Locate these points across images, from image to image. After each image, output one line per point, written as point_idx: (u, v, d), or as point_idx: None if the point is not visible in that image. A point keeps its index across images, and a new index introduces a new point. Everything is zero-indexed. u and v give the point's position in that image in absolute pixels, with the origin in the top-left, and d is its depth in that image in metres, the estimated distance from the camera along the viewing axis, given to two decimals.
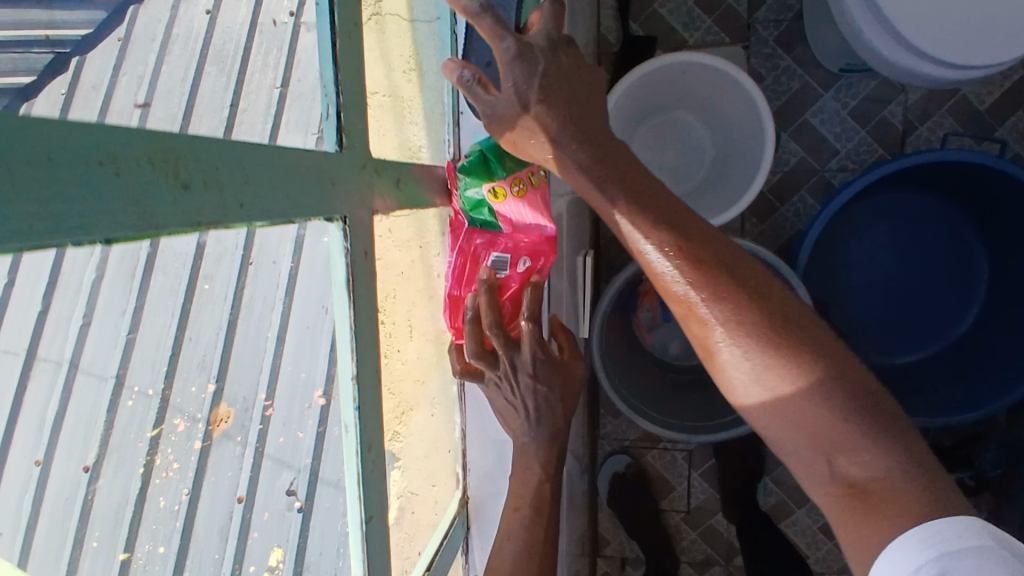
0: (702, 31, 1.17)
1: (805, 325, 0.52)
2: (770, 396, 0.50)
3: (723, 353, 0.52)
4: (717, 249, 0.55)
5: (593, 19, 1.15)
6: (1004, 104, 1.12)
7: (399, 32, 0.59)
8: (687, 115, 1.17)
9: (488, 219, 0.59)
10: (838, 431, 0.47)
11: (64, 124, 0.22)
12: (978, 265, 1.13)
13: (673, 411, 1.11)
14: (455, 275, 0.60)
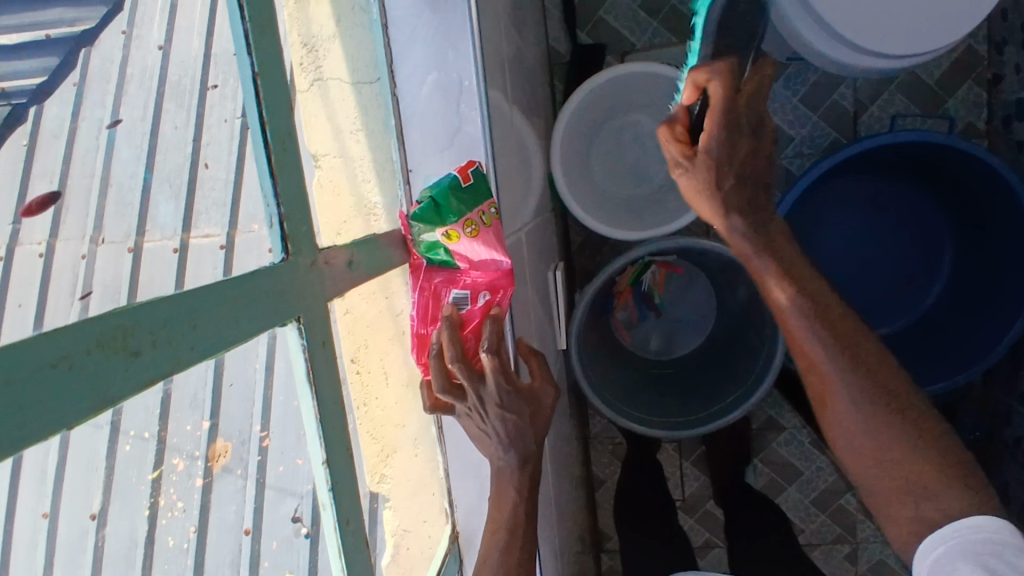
0: (649, 33, 1.19)
1: (887, 377, 0.64)
2: (877, 444, 0.61)
3: (843, 406, 0.63)
4: (836, 310, 0.66)
5: (542, 31, 1.17)
6: (950, 77, 1.15)
7: (342, 95, 0.61)
8: (642, 117, 1.18)
9: (445, 258, 0.55)
10: (923, 476, 0.59)
11: (14, 346, 0.25)
12: (939, 237, 1.16)
13: (656, 408, 1.14)
14: (418, 314, 0.56)
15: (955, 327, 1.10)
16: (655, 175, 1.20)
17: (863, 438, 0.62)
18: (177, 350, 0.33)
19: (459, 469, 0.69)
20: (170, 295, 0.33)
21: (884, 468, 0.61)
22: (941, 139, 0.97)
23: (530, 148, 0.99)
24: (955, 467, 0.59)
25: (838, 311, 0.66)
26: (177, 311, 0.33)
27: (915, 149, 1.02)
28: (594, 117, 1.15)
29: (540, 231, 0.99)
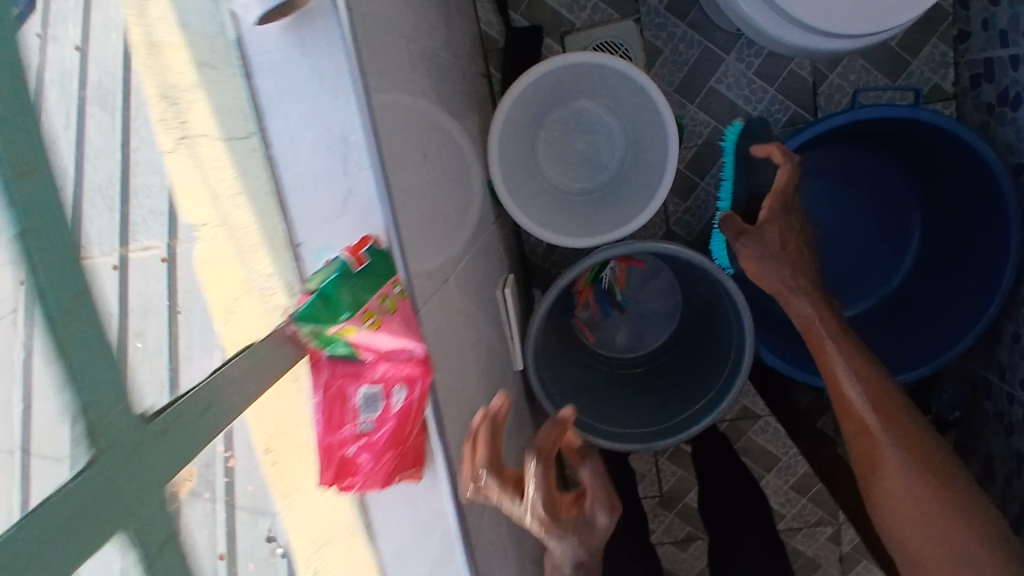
0: (588, 11, 1.09)
1: (929, 446, 0.90)
2: (917, 482, 0.86)
3: (887, 457, 0.89)
4: (896, 408, 0.92)
5: (472, 17, 1.06)
6: (913, 37, 1.06)
7: (211, 156, 0.50)
8: (591, 103, 1.09)
9: (347, 353, 0.47)
10: (961, 517, 0.83)
11: None
12: (909, 210, 1.11)
13: (629, 414, 1.07)
14: (323, 419, 0.47)
15: (929, 306, 1.05)
16: (607, 166, 1.12)
17: (907, 476, 0.87)
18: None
19: None
20: None
21: (927, 510, 0.85)
22: (908, 113, 0.90)
23: (466, 156, 0.90)
24: (984, 520, 0.82)
25: (875, 380, 0.94)
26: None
27: (878, 124, 0.96)
28: (538, 110, 1.06)
29: (484, 247, 0.91)
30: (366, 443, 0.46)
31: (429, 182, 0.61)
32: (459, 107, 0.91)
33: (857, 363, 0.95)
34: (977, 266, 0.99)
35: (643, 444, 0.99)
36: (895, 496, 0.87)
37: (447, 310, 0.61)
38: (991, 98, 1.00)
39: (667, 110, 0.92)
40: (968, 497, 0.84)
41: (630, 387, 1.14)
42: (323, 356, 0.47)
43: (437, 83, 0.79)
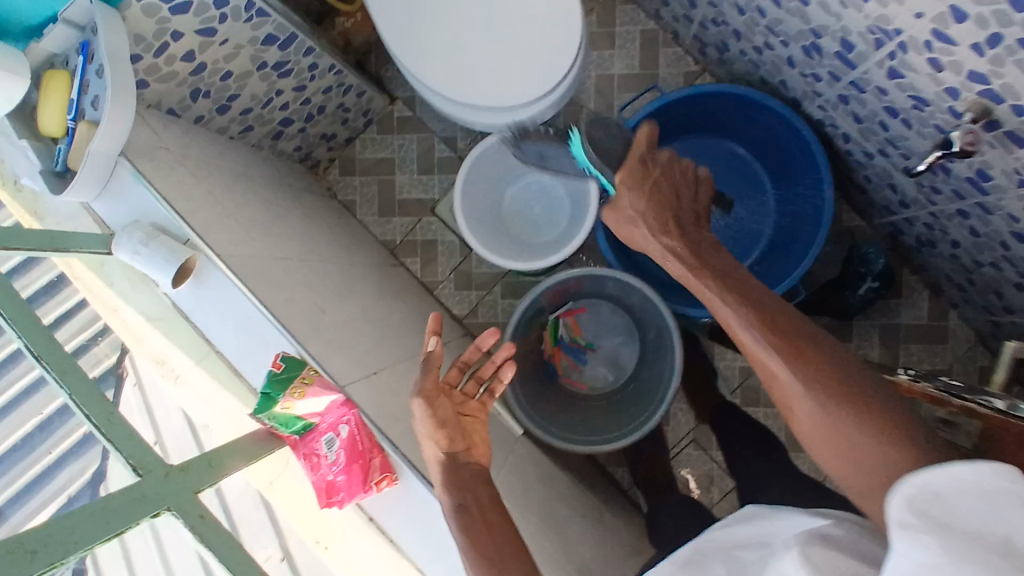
0: (438, 184, 1.44)
1: (875, 397, 0.64)
2: (839, 436, 0.63)
3: (785, 381, 0.68)
4: (812, 343, 0.69)
5: (365, 232, 1.43)
6: (650, 54, 1.37)
7: (186, 336, 0.85)
8: (505, 188, 1.37)
9: (302, 424, 0.77)
10: (872, 440, 0.61)
11: (40, 532, 0.50)
12: (746, 157, 1.38)
13: (628, 418, 1.30)
14: (311, 467, 0.77)
15: (805, 199, 1.27)
16: (516, 229, 1.37)
17: (819, 417, 0.65)
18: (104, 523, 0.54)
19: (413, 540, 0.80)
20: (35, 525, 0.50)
21: (840, 452, 0.63)
22: (695, 89, 1.22)
23: (384, 304, 1.20)
24: (920, 440, 0.59)
25: (894, 431, 0.61)
26: (107, 503, 0.55)
27: (685, 107, 1.27)
28: (487, 180, 1.32)
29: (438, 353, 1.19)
30: (336, 460, 0.75)
31: (333, 332, 0.89)
32: (363, 277, 1.23)
33: (848, 434, 0.63)
34: (798, 149, 1.24)
35: (637, 432, 1.21)
36: (811, 438, 0.66)
37: (374, 387, 0.88)
38: (716, 56, 1.28)
39: (581, 156, 1.25)
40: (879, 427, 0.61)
41: (624, 403, 1.35)
42: (293, 435, 0.78)
43: (333, 277, 1.11)
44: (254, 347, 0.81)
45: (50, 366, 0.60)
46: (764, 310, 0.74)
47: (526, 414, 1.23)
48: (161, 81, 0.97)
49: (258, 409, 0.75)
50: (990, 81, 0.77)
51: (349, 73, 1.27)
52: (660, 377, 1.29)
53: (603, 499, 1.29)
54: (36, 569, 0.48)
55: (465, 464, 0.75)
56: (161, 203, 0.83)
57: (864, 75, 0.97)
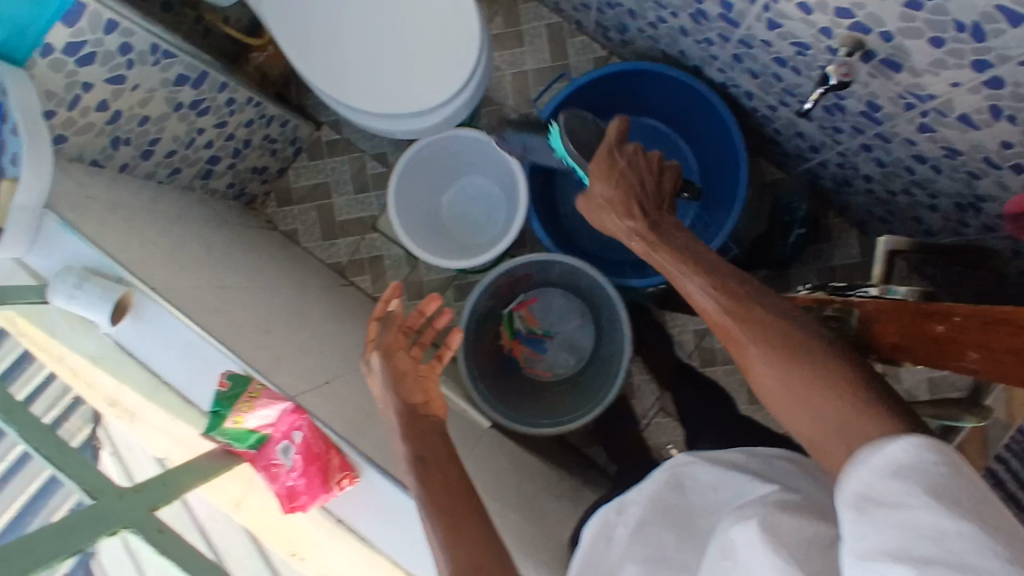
0: (375, 201, 1.47)
1: (833, 355, 0.59)
2: (793, 395, 0.59)
3: (747, 348, 0.64)
4: (771, 305, 0.66)
5: (311, 257, 1.45)
6: (558, 46, 1.42)
7: (131, 372, 0.86)
8: (440, 193, 1.40)
9: (256, 437, 0.79)
10: (834, 396, 0.57)
11: None
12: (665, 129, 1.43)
13: (591, 396, 1.33)
14: (271, 477, 0.79)
15: (723, 160, 1.33)
16: (456, 232, 1.40)
17: (776, 376, 0.61)
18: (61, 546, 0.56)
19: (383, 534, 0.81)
20: None
21: (802, 415, 0.59)
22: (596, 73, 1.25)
23: (335, 321, 1.22)
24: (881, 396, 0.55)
25: (864, 399, 0.55)
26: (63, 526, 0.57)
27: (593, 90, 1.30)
28: (419, 187, 1.34)
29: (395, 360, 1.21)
30: (292, 466, 0.77)
31: (279, 348, 0.91)
32: (313, 298, 1.25)
33: (827, 415, 0.56)
34: (708, 114, 1.29)
35: (600, 407, 1.24)
36: (775, 401, 0.62)
37: (327, 396, 0.90)
38: (620, 38, 1.34)
39: (503, 150, 1.29)
40: (836, 380, 0.57)
41: (586, 383, 1.38)
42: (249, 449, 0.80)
43: (279, 300, 1.13)
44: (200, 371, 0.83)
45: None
46: (732, 285, 0.70)
47: (491, 406, 1.25)
48: (79, 133, 0.98)
49: (208, 428, 0.78)
50: (854, 15, 0.82)
51: (269, 104, 1.30)
52: (616, 351, 1.32)
53: (581, 478, 1.31)
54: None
55: (424, 420, 0.80)
56: (91, 247, 0.85)
57: (749, 32, 1.03)
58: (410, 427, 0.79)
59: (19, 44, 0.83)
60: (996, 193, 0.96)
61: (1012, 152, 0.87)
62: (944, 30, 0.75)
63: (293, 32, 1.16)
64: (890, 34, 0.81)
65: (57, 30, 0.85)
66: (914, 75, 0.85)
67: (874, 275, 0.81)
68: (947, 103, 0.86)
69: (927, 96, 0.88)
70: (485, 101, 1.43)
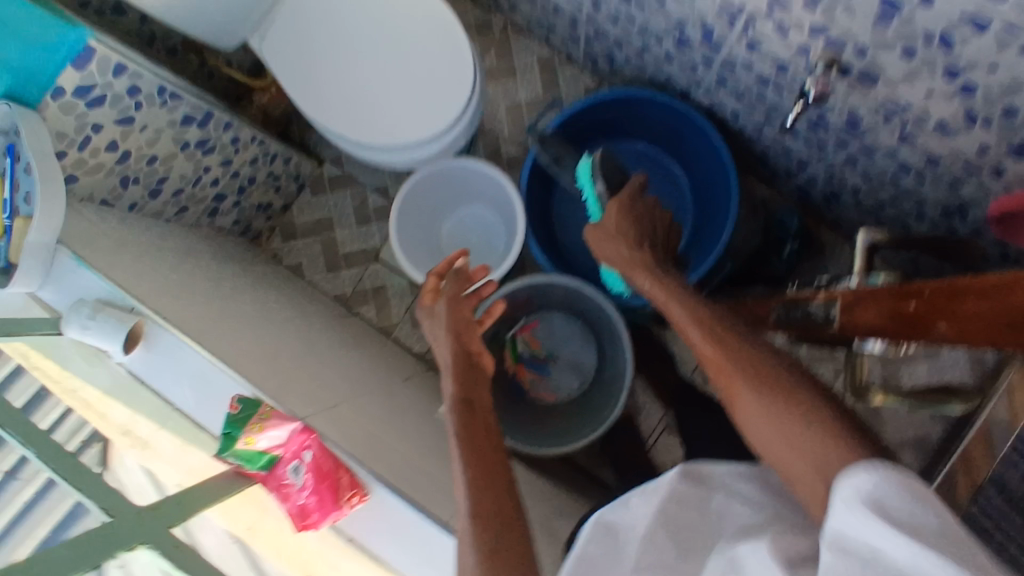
0: (377, 232, 1.50)
1: (817, 402, 0.61)
2: (781, 437, 0.61)
3: (732, 386, 0.67)
4: (762, 354, 0.69)
5: (316, 289, 1.48)
6: (549, 78, 1.47)
7: (143, 400, 0.89)
8: (439, 223, 1.44)
9: (267, 457, 0.81)
10: (818, 442, 0.58)
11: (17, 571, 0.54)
12: (657, 153, 1.47)
13: (594, 415, 1.34)
14: (283, 497, 0.81)
15: (714, 179, 1.37)
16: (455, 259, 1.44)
17: (760, 409, 0.63)
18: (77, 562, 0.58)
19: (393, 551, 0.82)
20: (13, 568, 0.54)
21: (789, 452, 0.59)
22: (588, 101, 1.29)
23: (340, 348, 1.24)
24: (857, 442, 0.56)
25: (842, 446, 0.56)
26: (79, 544, 0.60)
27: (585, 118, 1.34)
28: (421, 216, 1.38)
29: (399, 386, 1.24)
30: (302, 484, 0.78)
31: (287, 373, 0.93)
32: (319, 327, 1.28)
33: (800, 439, 0.59)
34: (697, 136, 1.34)
35: (604, 423, 1.25)
36: (756, 435, 0.64)
37: (336, 417, 0.92)
38: (608, 68, 1.39)
39: (501, 176, 1.32)
40: (824, 430, 0.58)
41: (590, 403, 1.39)
42: (260, 470, 0.82)
43: (287, 330, 1.16)
44: (213, 395, 0.86)
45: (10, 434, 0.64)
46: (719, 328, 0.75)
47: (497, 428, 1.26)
48: (90, 173, 1.01)
49: (222, 450, 0.80)
50: (827, 33, 0.86)
51: (272, 142, 1.34)
52: (618, 369, 1.34)
53: (588, 498, 1.31)
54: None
55: (472, 373, 0.88)
56: (105, 281, 0.88)
57: (730, 55, 1.07)
58: (464, 372, 0.88)
59: (30, 89, 0.88)
60: (978, 197, 1.00)
61: (989, 156, 0.90)
62: (913, 43, 0.79)
63: (295, 73, 1.21)
64: (863, 49, 0.85)
65: (71, 75, 0.90)
66: (889, 86, 0.89)
67: (857, 269, 0.84)
68: (923, 112, 0.90)
69: (903, 106, 0.92)
70: (481, 133, 1.48)
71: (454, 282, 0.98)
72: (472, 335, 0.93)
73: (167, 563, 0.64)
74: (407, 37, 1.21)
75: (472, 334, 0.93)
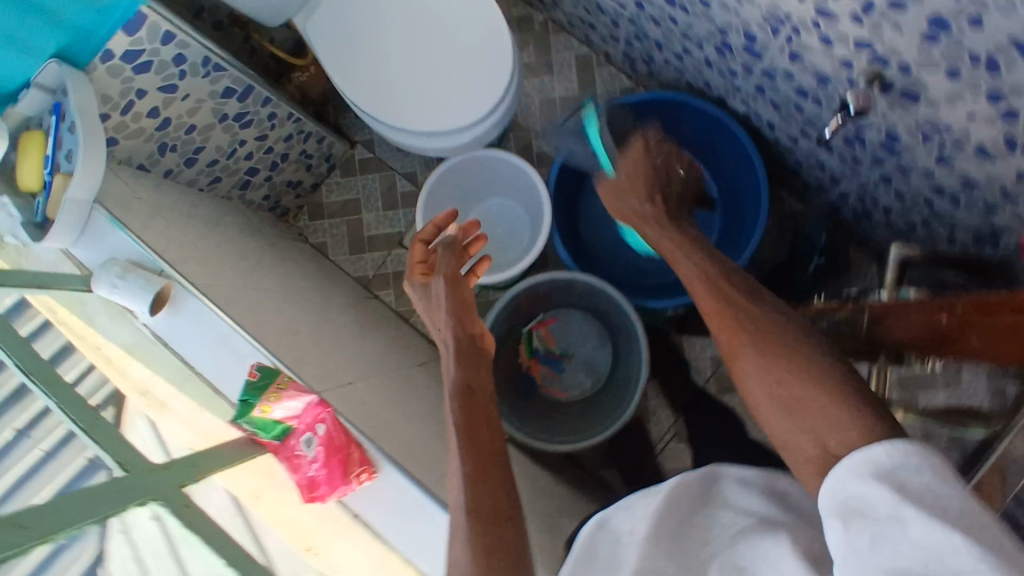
0: (403, 217, 1.51)
1: (839, 389, 0.64)
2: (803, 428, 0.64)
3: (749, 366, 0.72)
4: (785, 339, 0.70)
5: (338, 269, 1.49)
6: (586, 76, 1.47)
7: (164, 362, 0.91)
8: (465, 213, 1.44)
9: (282, 427, 0.82)
10: (837, 440, 0.61)
11: (34, 512, 0.55)
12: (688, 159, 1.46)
13: (605, 416, 1.34)
14: (294, 467, 0.82)
15: (744, 189, 1.36)
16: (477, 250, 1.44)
17: (781, 399, 0.66)
18: (92, 509, 0.59)
19: (395, 531, 0.82)
20: (30, 508, 0.56)
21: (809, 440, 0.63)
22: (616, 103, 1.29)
23: (358, 328, 1.26)
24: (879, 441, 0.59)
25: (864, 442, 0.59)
26: (95, 491, 0.61)
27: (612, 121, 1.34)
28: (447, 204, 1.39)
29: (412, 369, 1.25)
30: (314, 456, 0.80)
31: (306, 348, 0.94)
32: (338, 307, 1.29)
33: (821, 435, 0.62)
34: (731, 144, 1.33)
35: (614, 424, 1.25)
36: (777, 420, 0.67)
37: (352, 395, 0.93)
38: (646, 70, 1.39)
39: (531, 169, 1.32)
40: (848, 429, 0.60)
41: (601, 403, 1.39)
42: (274, 439, 0.83)
43: (308, 306, 1.17)
44: (233, 362, 0.87)
45: (36, 381, 0.66)
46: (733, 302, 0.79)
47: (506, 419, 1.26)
48: (129, 137, 1.04)
49: (239, 416, 0.81)
50: (872, 47, 0.85)
51: (308, 121, 1.36)
52: (632, 371, 1.33)
53: (592, 497, 1.31)
54: (35, 536, 0.54)
55: (474, 357, 0.88)
56: (138, 243, 0.90)
57: (771, 64, 1.06)
58: (463, 353, 0.88)
59: (77, 49, 0.90)
60: (1012, 226, 0.98)
61: None
62: (959, 63, 0.78)
63: (336, 54, 1.22)
64: (907, 66, 0.84)
65: (117, 38, 0.91)
66: (930, 106, 0.88)
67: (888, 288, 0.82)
68: (963, 134, 0.88)
69: (943, 127, 0.90)
70: (514, 126, 1.48)
71: (443, 256, 0.98)
72: (472, 315, 0.92)
73: (178, 520, 0.66)
74: (448, 24, 1.21)
75: (473, 316, 0.92)
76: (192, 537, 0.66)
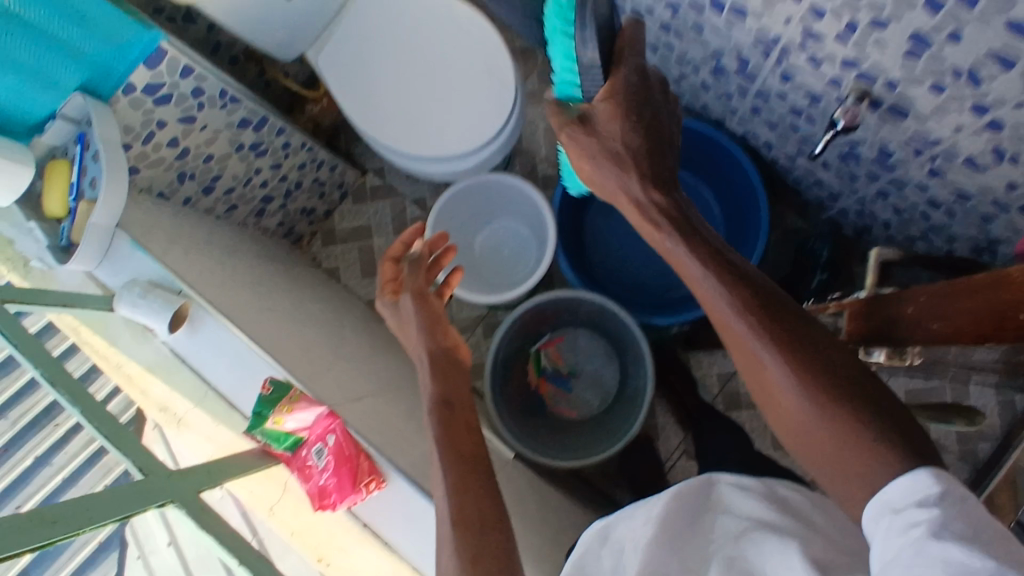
0: None
1: (876, 403, 0.56)
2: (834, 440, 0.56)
3: (772, 370, 0.60)
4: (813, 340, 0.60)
5: (351, 292, 1.53)
6: None
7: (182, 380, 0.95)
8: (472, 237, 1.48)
9: (294, 439, 0.85)
10: (873, 457, 0.54)
11: (59, 509, 0.58)
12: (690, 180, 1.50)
13: (613, 432, 1.35)
14: (305, 478, 0.84)
15: (745, 207, 1.39)
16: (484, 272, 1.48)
17: (809, 405, 0.57)
18: (114, 507, 0.62)
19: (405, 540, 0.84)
20: (55, 506, 0.59)
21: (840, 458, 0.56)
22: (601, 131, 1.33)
23: (370, 348, 1.29)
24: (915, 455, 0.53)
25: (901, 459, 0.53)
26: (117, 492, 0.64)
27: None
28: (455, 228, 1.43)
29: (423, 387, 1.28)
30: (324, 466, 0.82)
31: (318, 363, 0.98)
32: (351, 328, 1.33)
33: (858, 450, 0.55)
34: (730, 164, 1.36)
35: (622, 440, 1.26)
36: (799, 428, 0.59)
37: (362, 409, 0.96)
38: None
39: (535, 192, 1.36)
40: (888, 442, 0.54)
41: (610, 420, 1.40)
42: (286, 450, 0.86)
43: (320, 326, 1.21)
44: (248, 377, 0.91)
45: (60, 391, 0.70)
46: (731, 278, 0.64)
47: (515, 437, 1.28)
48: (150, 166, 1.09)
49: (252, 428, 0.84)
50: (859, 65, 0.89)
51: (320, 150, 1.41)
52: (639, 387, 1.35)
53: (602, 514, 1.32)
54: (61, 532, 0.57)
55: (453, 370, 0.91)
56: (159, 266, 0.94)
57: (765, 85, 1.10)
58: (442, 368, 0.91)
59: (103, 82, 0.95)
60: (1007, 234, 1.00)
61: (1018, 193, 0.91)
62: (942, 78, 0.81)
63: (347, 86, 1.28)
64: (893, 82, 0.87)
65: (140, 72, 0.97)
66: (919, 120, 0.91)
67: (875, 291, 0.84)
68: (952, 147, 0.91)
69: (933, 141, 0.93)
70: (519, 151, 1.53)
71: (414, 272, 1.01)
72: (448, 330, 0.95)
73: (194, 522, 0.68)
74: (452, 56, 1.27)
75: (447, 330, 0.95)
76: (209, 540, 0.69)
